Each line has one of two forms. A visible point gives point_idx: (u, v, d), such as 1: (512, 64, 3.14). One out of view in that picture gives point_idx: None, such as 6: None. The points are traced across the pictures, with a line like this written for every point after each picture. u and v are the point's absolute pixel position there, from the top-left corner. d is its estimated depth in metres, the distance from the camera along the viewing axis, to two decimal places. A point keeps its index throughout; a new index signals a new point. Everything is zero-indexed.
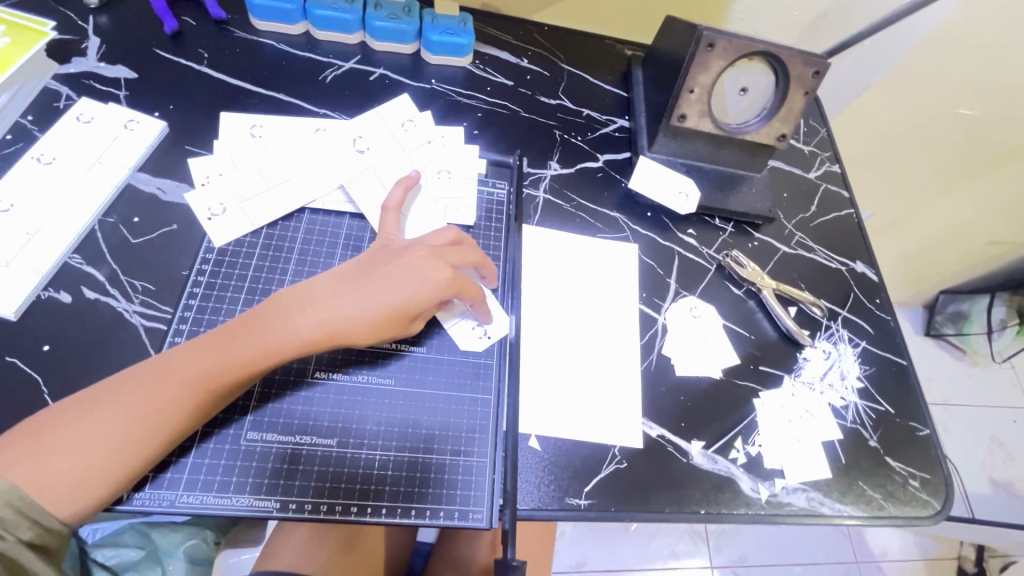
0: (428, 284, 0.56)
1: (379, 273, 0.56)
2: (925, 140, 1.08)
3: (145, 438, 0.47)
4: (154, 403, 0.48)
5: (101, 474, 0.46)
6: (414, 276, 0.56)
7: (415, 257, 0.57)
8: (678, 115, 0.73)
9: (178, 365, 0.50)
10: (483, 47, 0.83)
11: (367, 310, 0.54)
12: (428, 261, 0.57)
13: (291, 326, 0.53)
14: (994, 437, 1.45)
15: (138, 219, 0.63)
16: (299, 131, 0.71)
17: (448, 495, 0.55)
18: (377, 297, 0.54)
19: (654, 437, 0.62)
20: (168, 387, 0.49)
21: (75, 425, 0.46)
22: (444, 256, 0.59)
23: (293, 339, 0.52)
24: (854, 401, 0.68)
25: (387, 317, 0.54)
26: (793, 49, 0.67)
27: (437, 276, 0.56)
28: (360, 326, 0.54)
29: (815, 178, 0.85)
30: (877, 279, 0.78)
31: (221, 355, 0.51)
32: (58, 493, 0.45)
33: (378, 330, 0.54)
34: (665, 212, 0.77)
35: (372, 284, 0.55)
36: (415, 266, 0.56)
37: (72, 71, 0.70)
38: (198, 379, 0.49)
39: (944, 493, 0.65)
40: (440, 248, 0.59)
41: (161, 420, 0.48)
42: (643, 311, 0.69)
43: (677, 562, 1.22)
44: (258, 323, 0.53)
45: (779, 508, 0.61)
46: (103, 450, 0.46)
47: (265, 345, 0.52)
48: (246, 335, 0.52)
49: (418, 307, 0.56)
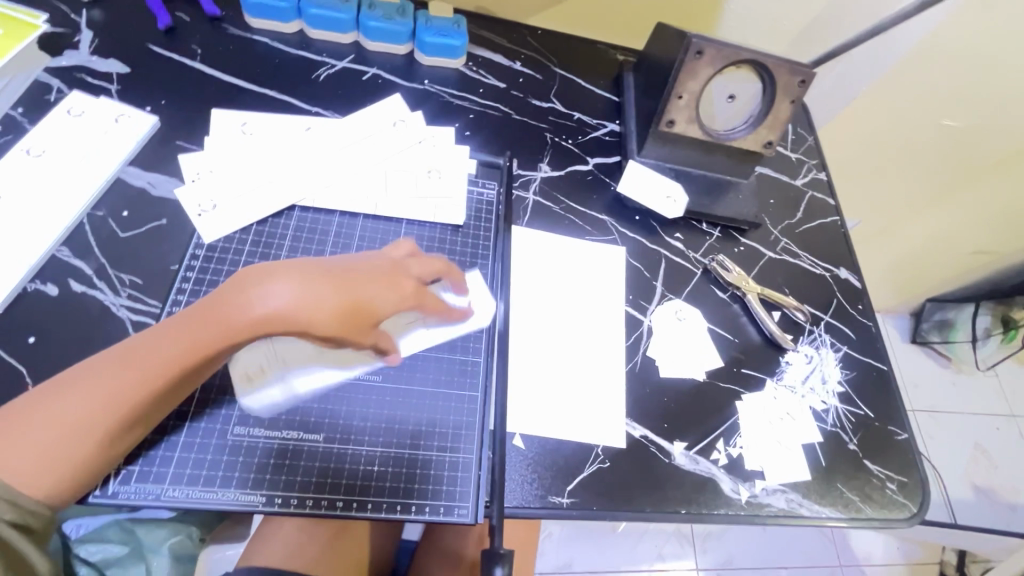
0: (394, 287, 0.55)
1: (347, 267, 0.54)
2: (912, 147, 1.10)
3: (106, 420, 0.46)
4: (111, 387, 0.46)
5: (65, 456, 0.45)
6: (380, 277, 0.55)
7: (384, 262, 0.56)
8: (667, 121, 0.74)
9: (137, 350, 0.48)
10: (477, 49, 0.84)
11: (330, 299, 0.51)
12: (395, 267, 0.56)
13: (248, 307, 0.49)
14: (977, 444, 1.47)
15: (127, 213, 0.63)
16: (291, 129, 0.71)
17: (434, 491, 0.55)
18: (343, 290, 0.52)
19: (636, 437, 0.62)
20: (126, 371, 0.47)
21: (40, 410, 0.45)
22: (409, 267, 0.57)
23: (249, 319, 0.49)
24: (835, 404, 0.69)
25: (351, 310, 0.52)
26: (779, 57, 0.69)
27: (402, 281, 0.55)
28: (324, 314, 0.50)
29: (801, 185, 0.86)
30: (860, 285, 0.79)
31: (180, 339, 0.48)
32: (25, 476, 0.44)
33: (343, 323, 0.51)
34: (653, 216, 0.77)
35: (339, 275, 0.53)
36: (380, 267, 0.55)
37: (64, 64, 0.70)
38: (157, 362, 0.47)
39: (921, 496, 0.66)
40: (407, 259, 0.58)
41: (125, 406, 0.46)
42: (628, 313, 0.70)
43: (662, 563, 1.23)
44: (215, 305, 0.49)
45: (758, 508, 0.62)
46: (70, 433, 0.45)
47: (220, 328, 0.49)
48: (204, 317, 0.49)
49: (387, 304, 0.54)
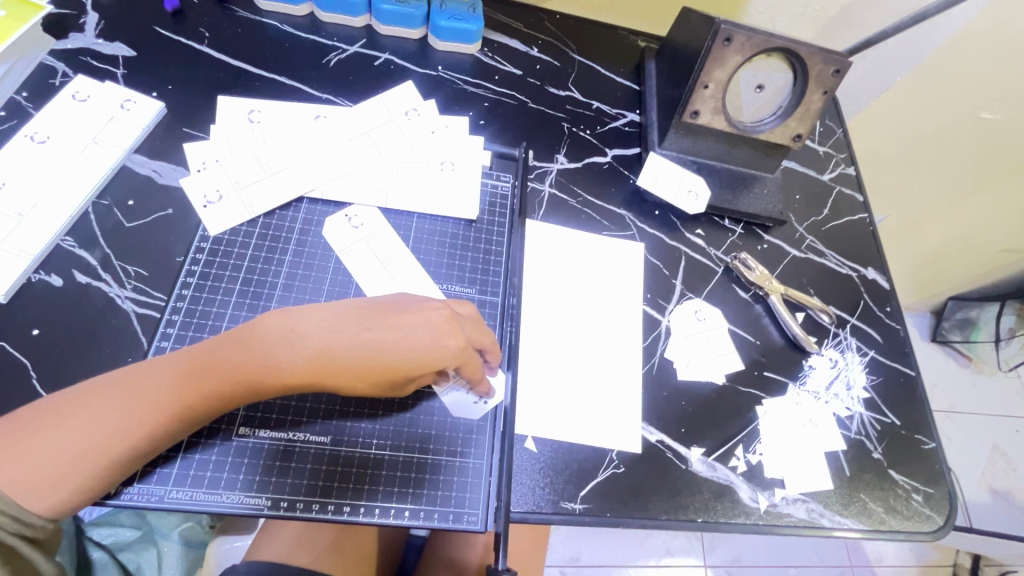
0: (433, 347, 0.50)
1: (384, 320, 0.50)
2: (946, 142, 1.05)
3: (118, 446, 0.45)
4: (128, 413, 0.45)
5: (69, 477, 0.43)
6: (422, 333, 0.50)
7: (431, 315, 0.51)
8: (691, 112, 0.71)
9: (159, 376, 0.47)
10: (492, 34, 0.81)
11: (357, 359, 0.49)
12: (444, 320, 0.52)
13: (276, 359, 0.48)
14: (996, 446, 1.43)
15: (132, 202, 0.62)
16: (300, 117, 0.69)
17: (443, 496, 0.54)
18: (376, 348, 0.49)
19: (652, 442, 0.60)
20: (144, 397, 0.46)
21: (53, 426, 0.44)
22: (460, 327, 0.52)
23: (274, 370, 0.48)
24: (859, 411, 0.67)
25: (379, 369, 0.49)
26: (812, 46, 0.65)
27: (445, 342, 0.50)
28: (348, 373, 0.49)
29: (828, 180, 0.82)
30: (888, 287, 0.76)
31: (203, 373, 0.47)
32: (29, 493, 0.43)
33: (368, 383, 0.49)
34: (673, 211, 0.74)
35: (373, 330, 0.50)
36: (426, 322, 0.51)
37: (69, 47, 0.68)
38: (174, 393, 0.46)
39: (948, 509, 0.63)
40: (460, 315, 0.53)
41: (138, 438, 0.45)
42: (646, 313, 0.67)
43: (670, 559, 1.21)
44: (243, 347, 0.48)
45: (777, 518, 0.59)
46: (81, 457, 0.44)
47: (243, 372, 0.48)
48: (232, 358, 0.48)
49: (424, 366, 0.50)
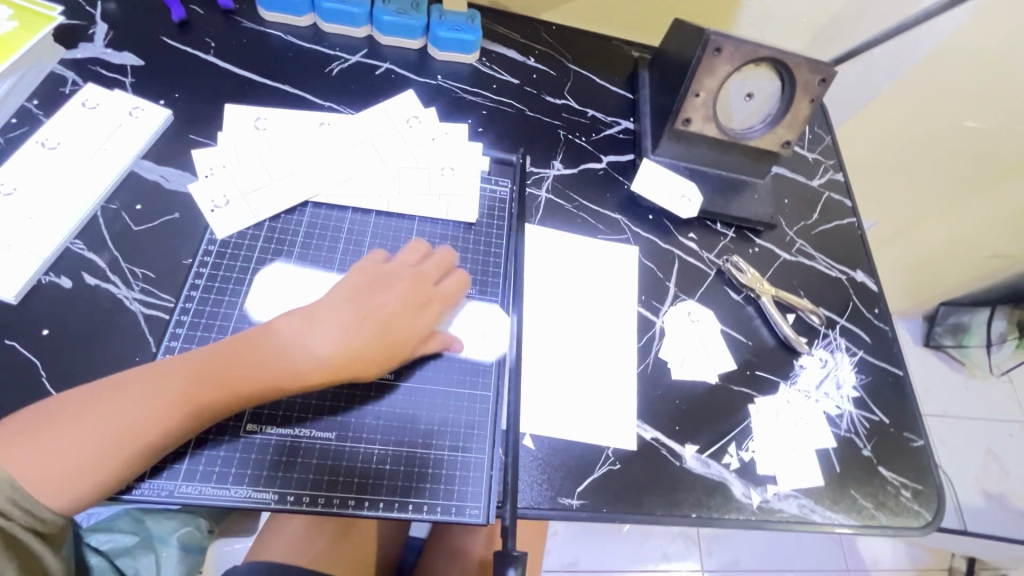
0: (423, 315, 0.58)
1: (379, 305, 0.56)
2: (933, 149, 1.07)
3: (136, 443, 0.46)
4: (144, 413, 0.47)
5: (88, 474, 0.45)
6: (411, 304, 0.57)
7: (406, 283, 0.59)
8: (683, 119, 0.73)
9: (170, 379, 0.48)
10: (491, 44, 0.83)
11: (371, 346, 0.54)
12: (415, 285, 0.59)
13: (293, 361, 0.51)
14: (989, 450, 1.45)
15: (140, 206, 0.63)
16: (304, 125, 0.71)
17: (445, 491, 0.55)
18: (381, 332, 0.55)
19: (648, 440, 0.62)
20: (158, 398, 0.47)
21: (68, 427, 0.45)
22: (429, 282, 0.60)
23: (292, 370, 0.51)
24: (849, 410, 0.68)
25: (389, 352, 0.55)
26: (800, 56, 0.68)
27: (427, 304, 0.59)
28: (365, 362, 0.54)
29: (817, 186, 0.85)
30: (877, 289, 0.78)
31: (218, 376, 0.49)
32: (51, 491, 0.44)
33: (384, 368, 0.55)
34: (666, 216, 0.76)
35: (374, 317, 0.55)
36: (404, 289, 0.58)
37: (79, 57, 0.70)
38: (188, 392, 0.48)
39: (936, 504, 0.65)
40: (424, 271, 0.60)
41: (155, 435, 0.47)
42: (641, 314, 0.69)
43: (667, 563, 1.22)
44: (257, 353, 0.51)
45: (769, 514, 0.61)
46: (99, 452, 0.45)
47: (260, 374, 0.50)
48: (246, 363, 0.51)
49: (418, 332, 0.57)
